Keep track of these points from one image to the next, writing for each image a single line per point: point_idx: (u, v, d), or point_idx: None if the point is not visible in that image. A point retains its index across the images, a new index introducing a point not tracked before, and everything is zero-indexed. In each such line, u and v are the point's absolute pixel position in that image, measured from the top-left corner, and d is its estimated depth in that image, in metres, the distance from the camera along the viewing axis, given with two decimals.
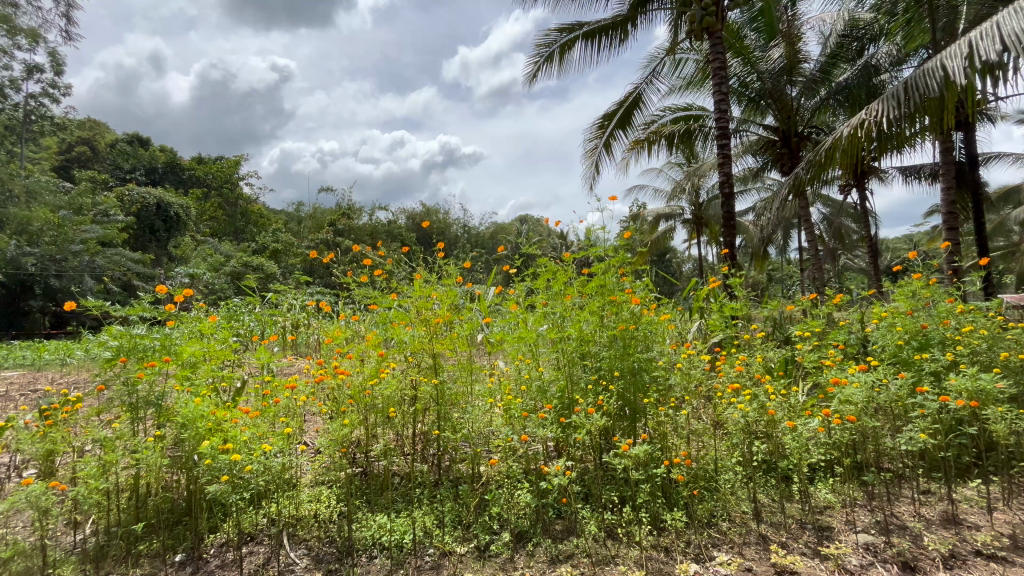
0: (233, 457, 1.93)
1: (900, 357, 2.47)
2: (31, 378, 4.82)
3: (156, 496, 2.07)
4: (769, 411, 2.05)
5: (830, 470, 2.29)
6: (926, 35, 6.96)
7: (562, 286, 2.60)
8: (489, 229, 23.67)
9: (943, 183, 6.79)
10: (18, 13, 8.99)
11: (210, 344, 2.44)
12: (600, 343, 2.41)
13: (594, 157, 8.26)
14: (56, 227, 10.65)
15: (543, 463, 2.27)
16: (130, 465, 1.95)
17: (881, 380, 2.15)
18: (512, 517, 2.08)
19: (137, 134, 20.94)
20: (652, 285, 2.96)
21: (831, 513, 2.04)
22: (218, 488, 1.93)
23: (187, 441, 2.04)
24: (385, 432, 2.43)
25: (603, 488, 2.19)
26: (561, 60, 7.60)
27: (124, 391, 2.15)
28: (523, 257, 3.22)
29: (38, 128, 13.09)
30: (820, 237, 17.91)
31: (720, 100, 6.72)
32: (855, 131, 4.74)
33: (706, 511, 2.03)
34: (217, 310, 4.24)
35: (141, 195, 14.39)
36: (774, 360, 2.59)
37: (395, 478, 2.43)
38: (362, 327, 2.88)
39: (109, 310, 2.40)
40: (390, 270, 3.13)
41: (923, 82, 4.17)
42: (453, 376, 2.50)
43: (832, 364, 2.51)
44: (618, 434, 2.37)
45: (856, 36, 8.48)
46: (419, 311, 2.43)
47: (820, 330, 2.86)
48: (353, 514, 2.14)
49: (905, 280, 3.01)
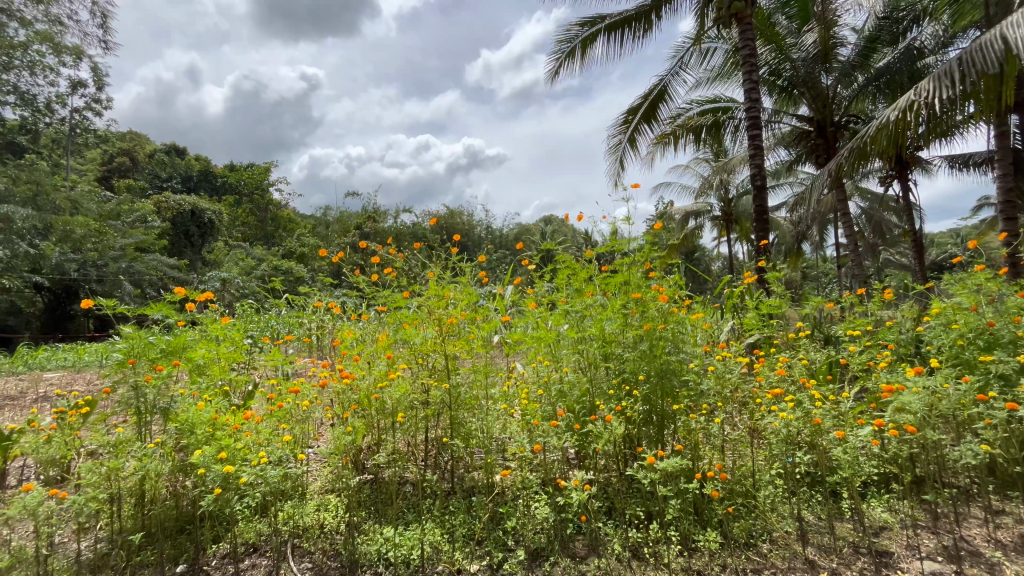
0: (227, 469, 1.81)
1: (963, 358, 2.18)
2: (70, 379, 4.97)
3: (161, 503, 2.01)
4: (813, 419, 1.83)
5: (886, 484, 2.05)
6: (977, 11, 6.51)
7: (583, 283, 2.44)
8: (514, 230, 23.61)
9: (998, 171, 6.30)
10: (63, 30, 9.35)
11: (220, 346, 2.33)
12: (624, 343, 2.23)
13: (618, 153, 8.04)
14: (97, 233, 10.89)
15: (562, 474, 2.08)
16: (135, 471, 1.89)
17: (940, 384, 1.90)
18: (529, 534, 1.91)
19: (174, 144, 21.66)
20: (680, 283, 2.76)
21: (889, 535, 1.81)
22: (214, 499, 1.84)
23: (188, 448, 1.96)
24: (394, 438, 2.32)
25: (627, 501, 2.01)
26: (583, 55, 7.41)
27: (131, 395, 2.10)
28: (544, 254, 3.06)
29: (81, 141, 13.59)
30: (858, 233, 17.13)
31: (750, 89, 6.41)
32: (902, 114, 4.32)
33: (744, 531, 1.83)
34: (241, 312, 4.24)
35: (177, 202, 14.92)
36: (818, 362, 2.35)
37: (405, 487, 2.31)
38: (374, 327, 2.76)
39: (119, 311, 2.36)
40: (405, 268, 3.02)
41: (981, 56, 3.80)
42: (468, 379, 2.36)
43: (886, 367, 2.26)
44: (644, 442, 2.19)
45: (897, 18, 8.08)
46: (432, 309, 2.30)
47: (869, 329, 2.57)
48: (359, 526, 2.03)
49: (966, 274, 2.71)
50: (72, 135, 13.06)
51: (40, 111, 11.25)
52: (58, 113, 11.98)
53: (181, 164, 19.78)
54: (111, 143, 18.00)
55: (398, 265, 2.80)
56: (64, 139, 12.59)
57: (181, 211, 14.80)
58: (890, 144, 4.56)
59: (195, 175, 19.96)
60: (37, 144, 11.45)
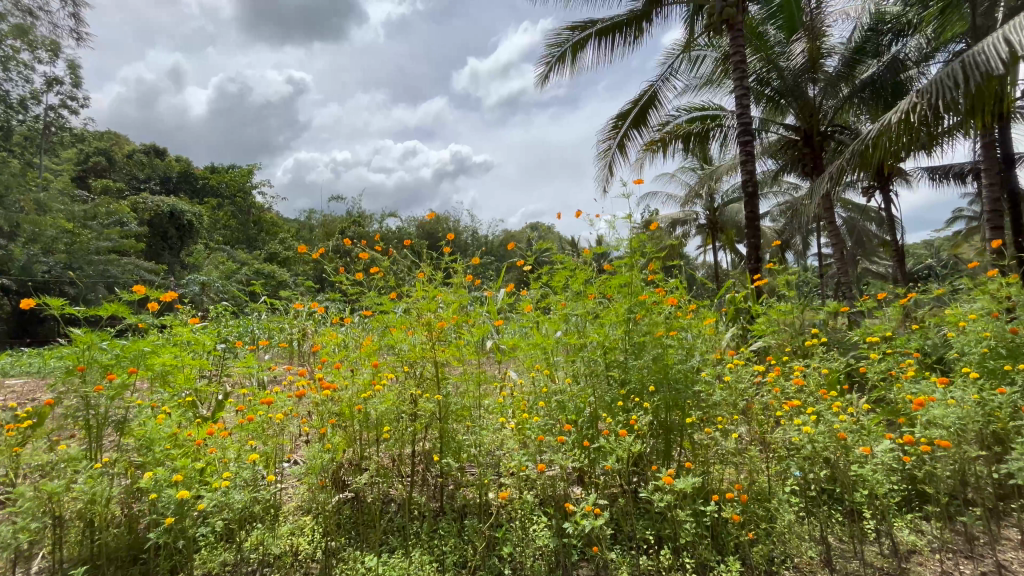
0: (179, 495, 1.58)
1: (988, 367, 2.05)
2: (32, 385, 4.68)
3: (113, 529, 1.80)
4: (840, 434, 1.67)
5: (911, 503, 1.92)
6: (962, 23, 6.60)
7: (581, 285, 2.32)
8: (500, 236, 23.45)
9: (986, 181, 6.34)
10: (37, 23, 9.14)
11: (184, 353, 2.10)
12: (628, 350, 2.08)
13: (608, 159, 7.95)
14: (71, 234, 10.38)
15: (565, 493, 1.90)
16: (83, 492, 1.67)
17: (970, 395, 1.77)
18: (527, 560, 1.74)
19: (153, 144, 21.07)
20: (683, 287, 2.64)
21: (920, 560, 1.67)
22: (163, 530, 1.59)
23: (141, 469, 1.74)
24: (377, 454, 2.12)
25: (636, 522, 1.84)
26: (573, 60, 7.29)
27: (78, 407, 1.86)
28: (538, 254, 2.87)
29: (57, 138, 13.12)
30: (842, 241, 17.44)
31: (741, 95, 6.36)
32: (904, 117, 4.27)
33: (765, 557, 1.67)
34: (215, 317, 4.00)
35: (155, 203, 14.48)
36: (834, 372, 2.22)
37: (391, 507, 2.12)
38: (357, 332, 2.54)
39: (69, 314, 2.10)
40: (391, 266, 2.81)
41: (984, 59, 3.76)
42: (458, 389, 2.18)
43: (906, 376, 2.13)
44: (651, 459, 2.03)
45: (882, 30, 8.17)
46: (420, 313, 2.12)
47: (884, 336, 2.44)
48: (338, 552, 1.85)
49: (978, 281, 2.62)
50: (47, 133, 12.63)
51: (12, 108, 10.88)
52: (32, 110, 11.55)
53: (161, 164, 19.33)
54: (88, 141, 17.47)
55: (384, 263, 2.59)
56: (38, 137, 12.14)
57: (159, 213, 14.37)
58: (889, 149, 4.52)
59: (174, 177, 19.73)
60: (9, 142, 10.92)
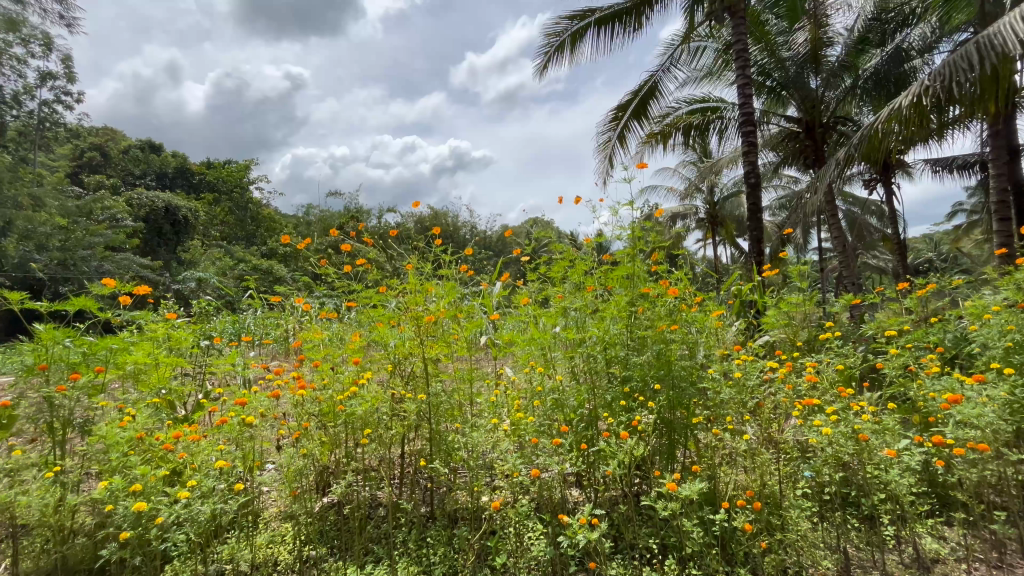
0: (136, 507, 1.44)
1: (1013, 363, 1.91)
2: None
3: (80, 539, 1.69)
4: (861, 436, 1.54)
5: (932, 508, 1.82)
6: (970, 10, 6.44)
7: (581, 277, 2.18)
8: (500, 232, 23.26)
9: (994, 171, 6.19)
10: (27, 13, 8.87)
11: (156, 350, 1.97)
12: (629, 346, 1.97)
13: (607, 151, 7.81)
14: (63, 230, 10.17)
15: (562, 499, 1.78)
16: (37, 503, 1.55)
17: (999, 393, 1.65)
18: (523, 571, 1.64)
19: (148, 139, 20.73)
20: (689, 280, 2.51)
21: (944, 570, 1.58)
22: (119, 546, 1.46)
23: (101, 475, 1.62)
24: (361, 458, 1.99)
25: (637, 528, 1.73)
26: (573, 49, 7.11)
27: (37, 410, 1.73)
28: (536, 244, 2.73)
29: (52, 135, 12.91)
30: (843, 236, 17.33)
31: (743, 84, 6.17)
32: (917, 100, 4.10)
33: (777, 566, 1.56)
34: (205, 316, 3.86)
35: (150, 198, 14.32)
36: (848, 368, 2.10)
37: (378, 512, 2.00)
38: (345, 328, 2.41)
39: (31, 308, 1.96)
40: (381, 258, 2.67)
41: (1000, 40, 3.61)
42: (449, 387, 2.06)
43: (926, 372, 2.01)
44: (654, 462, 1.91)
45: (886, 18, 8.00)
46: (409, 307, 1.98)
47: (901, 329, 2.33)
48: (319, 562, 1.74)
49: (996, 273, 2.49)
50: (42, 128, 12.40)
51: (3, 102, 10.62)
52: (27, 105, 11.34)
53: (156, 160, 19.23)
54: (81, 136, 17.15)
55: (371, 253, 2.45)
56: (32, 132, 11.63)
57: (154, 208, 14.17)
58: (899, 134, 4.36)
59: (169, 172, 19.45)
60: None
